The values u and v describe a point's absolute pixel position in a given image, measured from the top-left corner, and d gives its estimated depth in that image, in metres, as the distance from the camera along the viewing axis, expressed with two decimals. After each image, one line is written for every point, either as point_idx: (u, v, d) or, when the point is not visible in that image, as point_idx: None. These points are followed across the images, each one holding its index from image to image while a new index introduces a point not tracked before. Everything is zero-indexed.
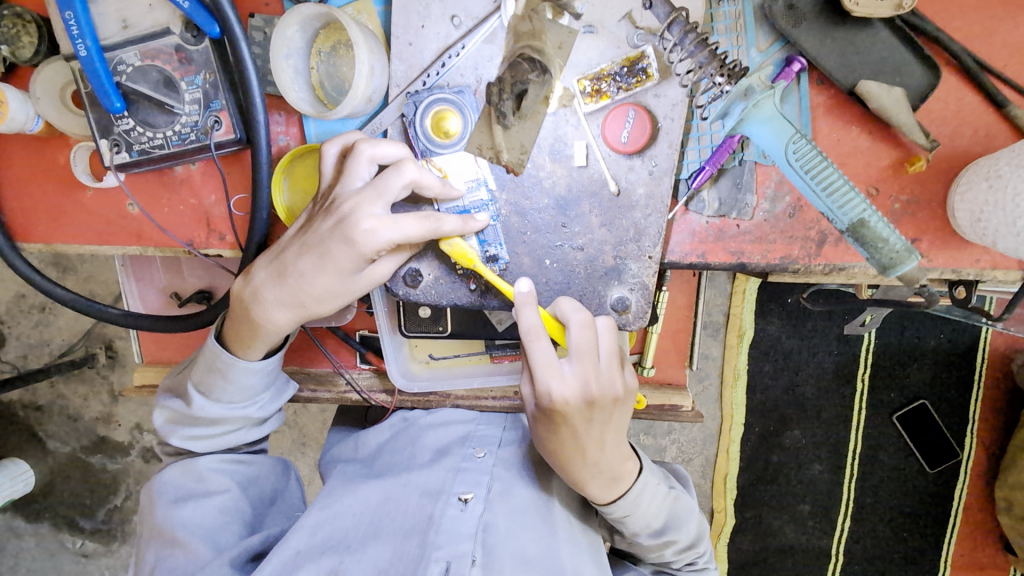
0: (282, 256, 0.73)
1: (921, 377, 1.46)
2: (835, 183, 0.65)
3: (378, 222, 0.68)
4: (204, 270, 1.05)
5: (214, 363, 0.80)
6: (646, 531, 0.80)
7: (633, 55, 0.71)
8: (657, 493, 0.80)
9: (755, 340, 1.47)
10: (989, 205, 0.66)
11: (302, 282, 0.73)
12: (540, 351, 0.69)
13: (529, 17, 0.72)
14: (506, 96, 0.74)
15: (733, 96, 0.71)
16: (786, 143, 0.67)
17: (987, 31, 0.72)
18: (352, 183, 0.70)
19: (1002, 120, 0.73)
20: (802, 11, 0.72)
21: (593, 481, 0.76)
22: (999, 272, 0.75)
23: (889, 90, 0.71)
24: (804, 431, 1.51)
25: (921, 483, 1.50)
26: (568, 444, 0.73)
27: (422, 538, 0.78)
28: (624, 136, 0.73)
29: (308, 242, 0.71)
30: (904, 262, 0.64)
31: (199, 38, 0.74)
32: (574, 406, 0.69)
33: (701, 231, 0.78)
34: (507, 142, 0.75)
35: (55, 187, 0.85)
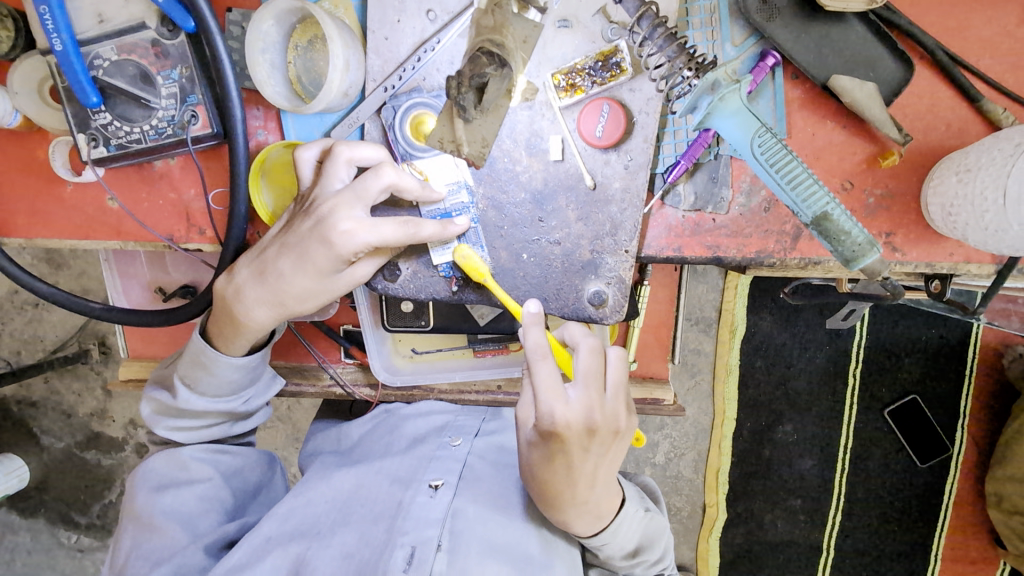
0: (262, 255, 0.74)
1: (912, 372, 1.47)
2: (800, 177, 0.65)
3: (357, 224, 0.69)
4: (188, 265, 1.06)
5: (199, 357, 0.80)
6: (621, 554, 0.79)
7: (607, 50, 0.72)
8: (636, 519, 0.78)
9: (747, 335, 1.48)
10: (958, 199, 0.67)
11: (281, 282, 0.73)
12: (545, 373, 0.67)
13: (493, 11, 0.72)
14: (466, 90, 0.72)
15: (700, 91, 0.69)
16: (752, 138, 0.67)
17: (961, 25, 0.72)
18: (332, 185, 0.71)
19: (976, 114, 0.73)
20: (776, 6, 0.72)
21: (579, 513, 0.73)
22: (973, 265, 0.76)
23: (861, 86, 0.71)
24: (795, 426, 1.52)
25: (910, 477, 1.51)
26: (560, 473, 0.70)
27: (389, 523, 0.79)
28: (599, 130, 0.73)
29: (288, 242, 0.72)
30: (866, 255, 0.64)
31: (174, 33, 0.74)
32: (571, 432, 0.67)
33: (678, 225, 0.79)
34: (468, 136, 0.74)
35: (35, 182, 0.85)
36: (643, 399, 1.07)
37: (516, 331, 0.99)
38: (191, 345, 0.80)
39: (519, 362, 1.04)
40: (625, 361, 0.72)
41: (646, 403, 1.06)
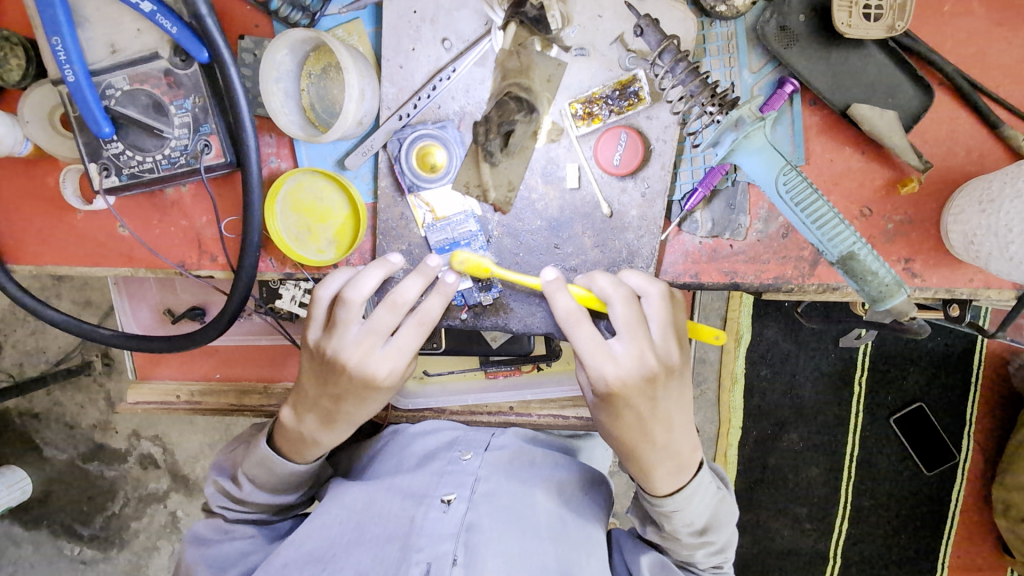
0: (316, 411, 0.76)
1: (917, 382, 1.47)
2: (825, 216, 0.65)
3: (390, 357, 0.73)
4: (198, 287, 1.05)
5: (266, 460, 0.79)
6: (689, 530, 0.74)
7: (625, 79, 0.72)
8: (710, 492, 0.74)
9: (751, 344, 1.47)
10: (981, 230, 0.66)
11: (346, 423, 0.77)
12: (585, 338, 0.68)
13: (517, 52, 0.72)
14: (492, 135, 0.73)
15: (725, 126, 0.67)
16: (776, 174, 0.66)
17: (980, 52, 0.72)
18: (355, 329, 0.73)
19: (996, 140, 0.72)
20: (795, 33, 0.71)
21: (661, 467, 0.72)
22: (993, 291, 0.75)
23: (881, 114, 0.70)
24: (801, 434, 1.51)
25: (917, 486, 1.50)
26: (630, 429, 0.70)
27: (403, 541, 0.78)
28: (616, 158, 0.73)
29: (339, 395, 0.74)
30: (894, 295, 0.65)
31: (187, 63, 0.73)
32: (627, 388, 0.68)
33: (694, 251, 0.78)
34: (494, 179, 0.75)
35: (45, 209, 0.85)
36: None
37: (528, 353, 0.98)
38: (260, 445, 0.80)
39: (530, 384, 1.05)
40: (673, 289, 0.70)
41: None
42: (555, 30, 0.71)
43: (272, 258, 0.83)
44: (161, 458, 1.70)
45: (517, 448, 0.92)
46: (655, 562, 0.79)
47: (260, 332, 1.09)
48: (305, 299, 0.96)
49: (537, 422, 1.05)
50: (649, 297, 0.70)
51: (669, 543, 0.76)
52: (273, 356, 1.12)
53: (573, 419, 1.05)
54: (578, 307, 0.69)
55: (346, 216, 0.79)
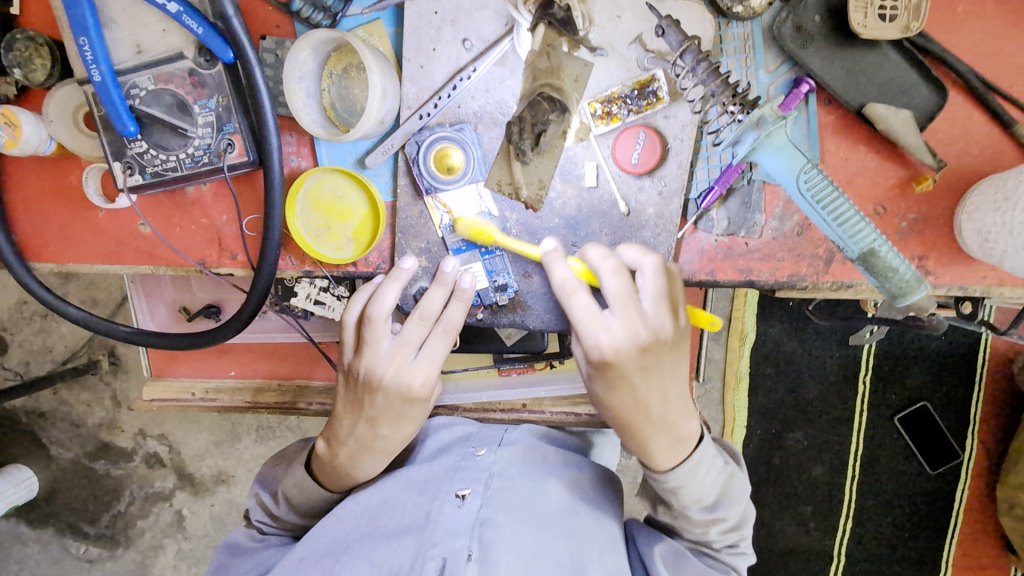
0: (355, 435, 0.78)
1: (921, 381, 1.47)
2: (845, 213, 0.67)
3: (422, 367, 0.75)
4: (213, 285, 1.06)
5: (302, 481, 0.83)
6: (698, 507, 0.74)
7: (644, 78, 0.73)
8: (716, 468, 0.75)
9: (757, 344, 1.48)
10: (996, 227, 0.67)
11: (384, 443, 0.78)
12: (580, 307, 0.71)
13: (547, 53, 0.72)
14: (526, 135, 0.70)
15: (745, 126, 0.68)
16: (797, 173, 0.68)
17: (993, 52, 0.73)
18: (384, 347, 0.76)
19: (1009, 139, 0.73)
20: (811, 33, 0.72)
21: (659, 443, 0.72)
22: (1005, 288, 0.76)
23: (896, 112, 0.71)
24: (806, 433, 1.52)
25: (923, 484, 1.51)
26: (623, 402, 0.72)
27: (418, 535, 0.78)
28: (635, 157, 0.74)
29: (376, 416, 0.76)
30: (915, 290, 0.65)
31: (212, 63, 0.74)
32: (622, 362, 0.70)
33: (710, 248, 0.79)
34: (525, 178, 0.76)
35: (67, 207, 0.86)
36: None
37: (542, 351, 0.99)
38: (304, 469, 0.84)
39: (544, 382, 1.07)
40: (668, 262, 0.71)
41: None
42: (581, 30, 0.72)
43: (292, 256, 0.84)
44: (169, 457, 1.71)
45: (529, 445, 0.93)
46: (668, 550, 0.78)
47: (275, 329, 1.10)
48: (320, 297, 0.97)
49: (550, 418, 1.07)
50: (641, 270, 0.71)
51: (680, 523, 0.77)
52: (287, 353, 1.13)
53: (585, 416, 1.07)
54: (573, 279, 0.71)
55: (365, 214, 0.80)
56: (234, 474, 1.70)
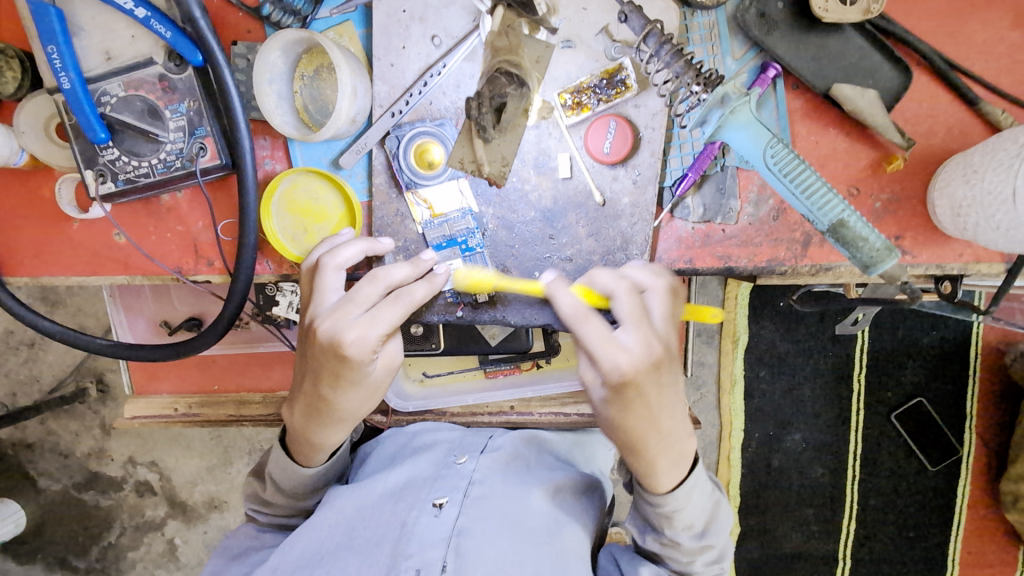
0: (303, 394, 0.72)
1: (917, 376, 1.47)
2: (812, 185, 0.66)
3: (361, 325, 0.66)
4: (194, 297, 1.06)
5: (283, 462, 0.81)
6: (687, 533, 0.73)
7: (612, 68, 0.73)
8: (707, 498, 0.74)
9: (750, 345, 1.48)
10: (968, 201, 0.67)
11: (333, 407, 0.71)
12: (594, 332, 0.63)
13: (506, 33, 0.73)
14: (485, 110, 0.73)
15: (710, 104, 0.70)
16: (764, 149, 0.67)
17: (955, 32, 0.74)
18: (326, 297, 0.69)
19: (975, 116, 0.74)
20: (774, 19, 0.73)
21: (663, 457, 0.68)
22: (983, 265, 0.77)
23: (862, 93, 0.72)
24: (804, 434, 1.51)
25: (925, 483, 1.49)
26: (640, 420, 0.65)
27: (393, 547, 0.77)
28: (607, 146, 0.75)
29: (317, 373, 0.69)
30: (885, 260, 0.65)
31: (181, 67, 0.74)
32: (636, 378, 0.63)
33: (688, 236, 0.79)
34: (487, 156, 0.76)
35: (41, 220, 0.85)
36: None
37: (528, 350, 0.98)
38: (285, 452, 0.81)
39: (531, 382, 1.06)
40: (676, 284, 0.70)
41: None
42: (541, 13, 0.72)
43: (269, 261, 0.84)
44: (159, 485, 1.68)
45: (513, 451, 0.92)
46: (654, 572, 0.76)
47: (258, 340, 1.08)
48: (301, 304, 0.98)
49: (540, 420, 1.05)
50: (651, 290, 0.69)
51: (668, 551, 0.75)
52: (274, 364, 1.12)
53: (575, 415, 1.04)
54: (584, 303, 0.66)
55: (341, 215, 0.79)
56: (226, 500, 1.66)
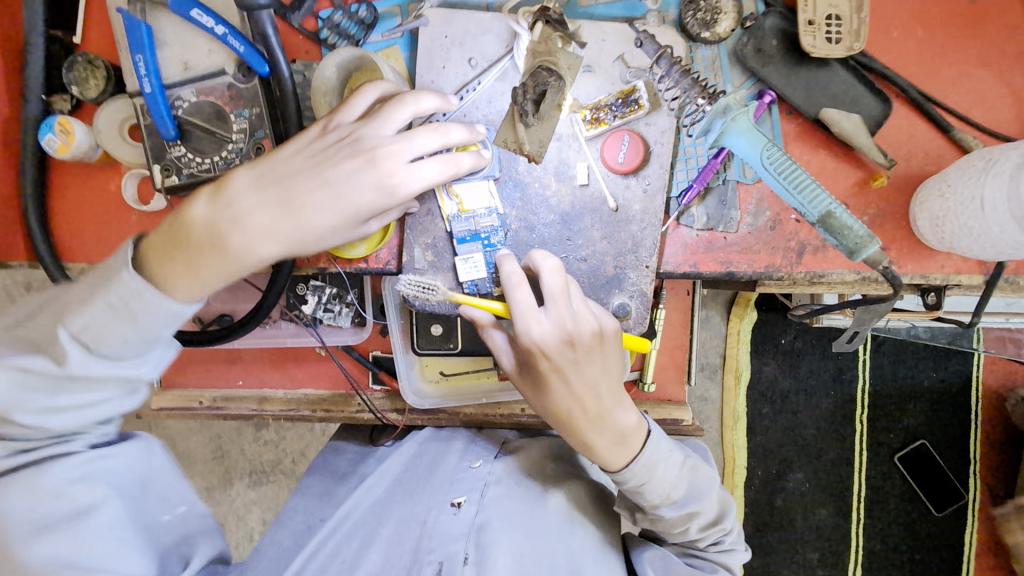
0: (289, 183, 0.70)
1: (916, 419, 1.62)
2: (803, 181, 0.71)
3: (407, 170, 0.71)
4: (228, 294, 1.13)
5: (125, 301, 0.66)
6: (666, 503, 0.82)
7: (626, 89, 0.83)
8: (673, 464, 0.82)
9: (753, 381, 1.64)
10: (943, 212, 0.75)
11: (302, 208, 0.70)
12: (521, 299, 0.75)
13: (545, 40, 0.83)
14: (529, 96, 0.83)
15: (713, 114, 0.80)
16: (761, 152, 0.74)
17: (930, 70, 0.84)
18: (384, 128, 0.72)
19: (950, 143, 0.83)
20: (769, 54, 0.84)
21: (602, 438, 0.79)
22: (963, 276, 0.84)
23: (847, 116, 0.82)
24: (806, 474, 1.65)
25: (927, 524, 1.63)
26: (562, 396, 0.78)
27: (416, 542, 0.88)
28: (621, 157, 0.84)
29: (317, 174, 0.70)
30: (868, 246, 0.69)
31: (249, 77, 0.84)
32: (548, 352, 0.75)
33: (692, 243, 0.87)
34: (529, 138, 0.84)
35: (105, 210, 0.93)
36: (661, 419, 1.10)
37: None
38: (66, 315, 0.66)
39: None
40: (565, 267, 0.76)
41: (665, 424, 1.10)
42: (572, 28, 0.82)
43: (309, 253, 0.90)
44: None
45: (524, 455, 0.99)
46: (655, 554, 0.88)
47: (285, 335, 1.12)
48: (330, 304, 1.08)
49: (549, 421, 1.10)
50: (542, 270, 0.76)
51: (660, 526, 0.85)
52: (296, 364, 1.17)
53: None
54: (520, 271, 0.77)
55: None
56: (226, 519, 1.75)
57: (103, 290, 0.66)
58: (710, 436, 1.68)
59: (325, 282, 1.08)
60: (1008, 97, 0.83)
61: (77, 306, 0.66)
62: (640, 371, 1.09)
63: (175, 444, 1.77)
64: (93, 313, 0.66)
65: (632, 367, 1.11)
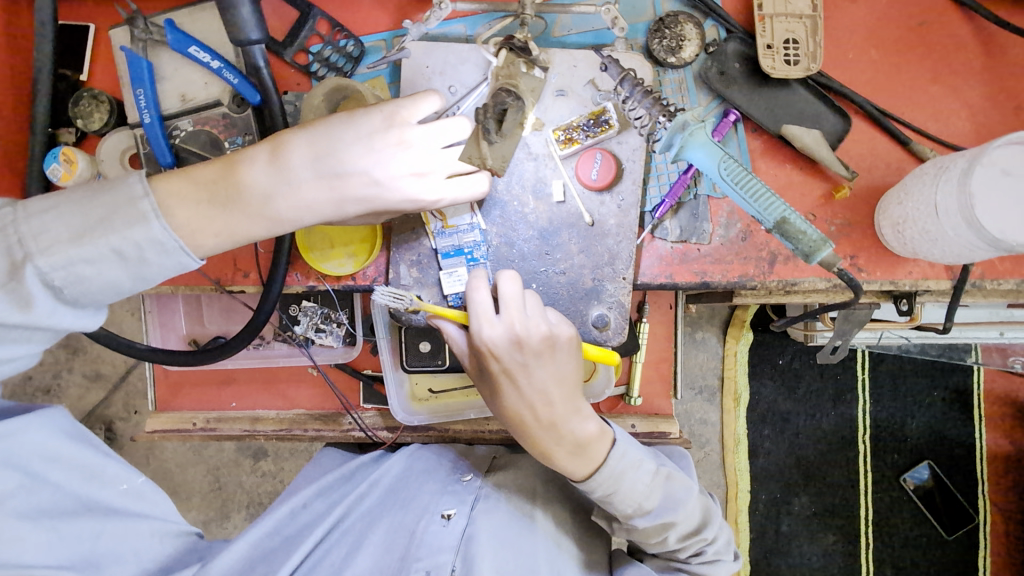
0: (338, 176, 0.73)
1: (921, 439, 1.62)
2: (759, 191, 0.72)
3: (452, 195, 0.77)
4: (222, 317, 1.17)
5: (130, 253, 0.65)
6: (638, 515, 0.83)
7: (597, 110, 0.87)
8: (643, 476, 0.84)
9: (753, 402, 1.65)
10: (905, 218, 0.78)
11: (344, 203, 0.74)
12: (478, 303, 0.81)
13: (508, 65, 0.86)
14: (490, 116, 0.82)
15: (673, 130, 0.74)
16: (718, 165, 0.73)
17: (885, 87, 0.89)
18: (439, 146, 0.76)
19: (909, 155, 0.87)
20: (732, 76, 0.89)
21: (559, 449, 0.83)
22: (931, 281, 0.86)
23: (808, 131, 0.86)
24: (812, 498, 1.65)
25: (939, 548, 1.63)
26: (514, 400, 0.82)
27: (403, 551, 0.88)
28: (594, 174, 0.88)
29: (370, 179, 0.74)
30: (821, 250, 0.70)
31: (243, 107, 0.90)
32: (496, 352, 0.80)
33: (667, 255, 0.90)
34: (492, 154, 0.84)
35: None
36: (649, 433, 1.12)
37: None
38: (41, 251, 0.63)
39: None
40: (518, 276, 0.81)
41: (653, 437, 1.11)
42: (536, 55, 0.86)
43: (299, 273, 0.94)
44: None
45: (521, 475, 0.99)
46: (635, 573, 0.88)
47: (279, 355, 1.16)
48: (322, 325, 1.10)
49: None
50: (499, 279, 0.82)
51: (636, 535, 0.86)
52: (290, 385, 1.19)
53: None
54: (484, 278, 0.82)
55: (365, 233, 0.93)
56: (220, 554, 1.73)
57: (105, 232, 0.64)
58: (710, 458, 1.67)
59: (317, 304, 1.10)
60: (963, 111, 0.88)
61: (60, 244, 0.63)
62: (626, 384, 1.11)
63: (173, 476, 1.77)
64: (82, 256, 0.64)
65: (618, 382, 1.12)
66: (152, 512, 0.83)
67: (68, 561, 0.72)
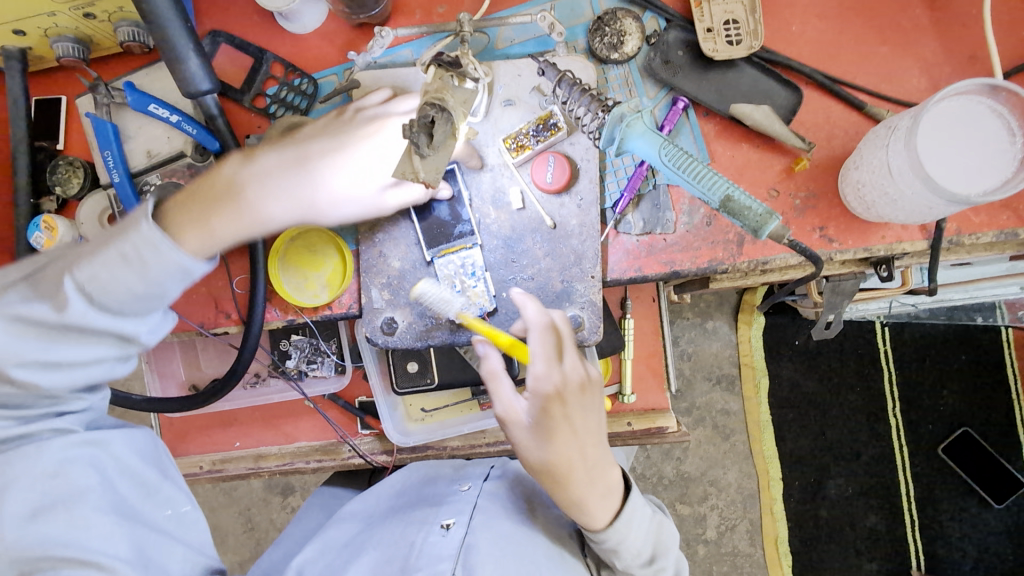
0: (298, 136, 0.81)
1: (954, 404, 1.56)
2: (701, 172, 0.72)
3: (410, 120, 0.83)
4: (218, 359, 1.19)
5: (138, 248, 0.64)
6: (639, 561, 0.82)
7: (544, 115, 0.89)
8: (646, 520, 0.84)
9: (772, 387, 1.62)
10: (864, 182, 0.79)
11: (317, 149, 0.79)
12: (542, 341, 0.74)
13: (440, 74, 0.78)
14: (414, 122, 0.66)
15: (610, 123, 0.74)
16: (659, 153, 0.74)
17: (832, 55, 0.88)
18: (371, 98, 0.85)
19: (866, 119, 0.86)
20: (676, 64, 0.89)
21: (597, 496, 0.78)
22: (906, 243, 0.84)
23: (758, 107, 0.85)
24: (846, 479, 1.60)
25: (988, 518, 1.55)
26: (570, 449, 0.76)
27: (403, 562, 0.84)
28: (549, 177, 0.88)
29: (326, 128, 0.81)
30: (769, 223, 0.69)
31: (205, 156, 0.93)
32: (565, 395, 0.74)
33: (634, 248, 0.90)
34: (424, 167, 0.67)
35: None
36: (646, 429, 1.10)
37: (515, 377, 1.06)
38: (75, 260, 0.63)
39: None
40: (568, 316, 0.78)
41: (651, 433, 1.10)
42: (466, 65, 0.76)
43: (277, 307, 0.96)
44: None
45: (511, 478, 1.02)
46: None
47: (273, 391, 1.18)
48: (312, 356, 1.12)
49: None
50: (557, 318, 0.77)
51: None
52: (289, 421, 1.20)
53: None
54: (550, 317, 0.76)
55: (336, 263, 0.94)
56: None
57: (115, 240, 0.64)
58: (736, 448, 1.64)
59: (306, 336, 1.12)
60: (916, 68, 0.86)
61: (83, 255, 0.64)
62: (619, 382, 1.11)
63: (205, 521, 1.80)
64: (100, 263, 0.63)
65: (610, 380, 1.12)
66: (186, 539, 0.78)
67: (128, 556, 0.69)
